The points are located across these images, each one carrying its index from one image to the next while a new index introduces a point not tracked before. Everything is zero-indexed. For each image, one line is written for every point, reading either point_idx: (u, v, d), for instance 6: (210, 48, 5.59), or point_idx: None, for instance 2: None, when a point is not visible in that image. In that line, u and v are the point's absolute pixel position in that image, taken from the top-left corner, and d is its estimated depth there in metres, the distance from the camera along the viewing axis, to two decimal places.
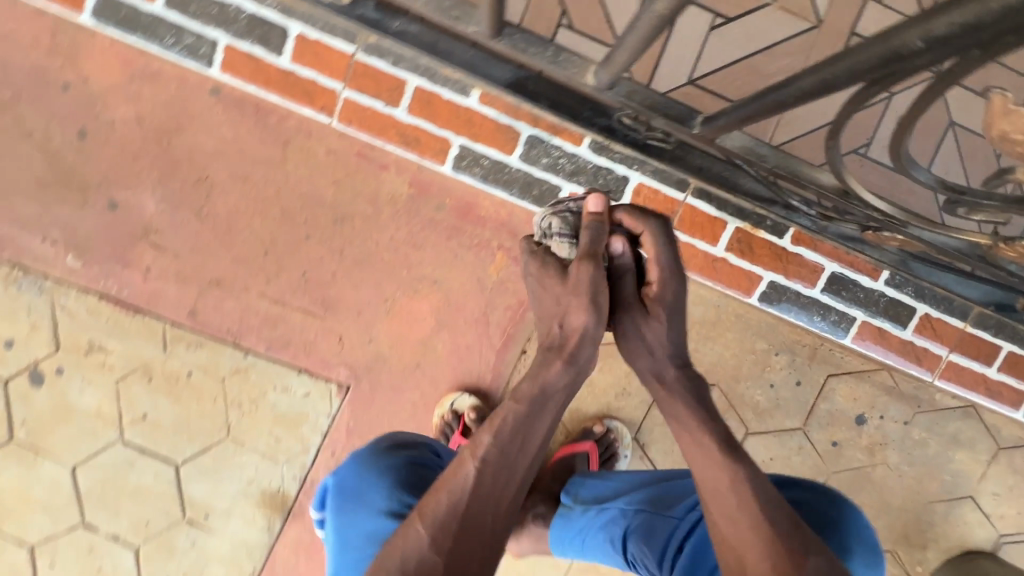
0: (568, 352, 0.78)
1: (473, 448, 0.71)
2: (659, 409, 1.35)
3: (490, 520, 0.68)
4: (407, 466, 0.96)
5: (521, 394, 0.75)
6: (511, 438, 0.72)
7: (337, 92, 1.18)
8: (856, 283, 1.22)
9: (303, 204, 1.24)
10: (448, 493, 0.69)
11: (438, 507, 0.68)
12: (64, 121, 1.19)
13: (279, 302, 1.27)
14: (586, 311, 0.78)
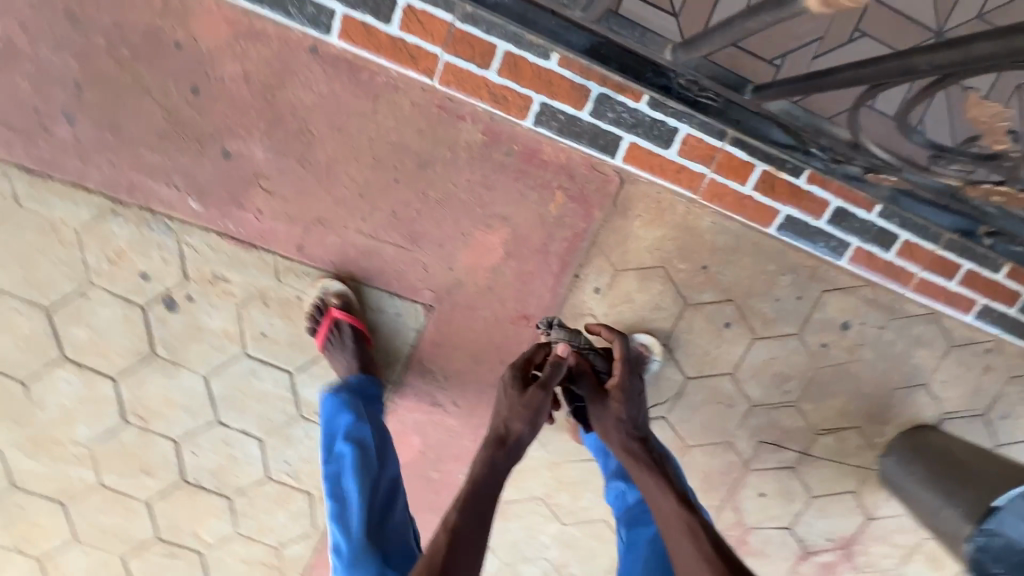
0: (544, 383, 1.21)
1: (470, 479, 1.07)
2: (686, 320, 1.65)
3: (486, 530, 1.00)
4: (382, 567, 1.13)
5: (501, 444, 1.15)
6: (484, 472, 1.09)
7: (436, 56, 1.34)
8: (854, 215, 1.49)
9: (392, 151, 1.43)
10: (460, 510, 1.01)
11: (455, 520, 0.99)
12: (179, 79, 1.34)
13: (372, 237, 1.50)
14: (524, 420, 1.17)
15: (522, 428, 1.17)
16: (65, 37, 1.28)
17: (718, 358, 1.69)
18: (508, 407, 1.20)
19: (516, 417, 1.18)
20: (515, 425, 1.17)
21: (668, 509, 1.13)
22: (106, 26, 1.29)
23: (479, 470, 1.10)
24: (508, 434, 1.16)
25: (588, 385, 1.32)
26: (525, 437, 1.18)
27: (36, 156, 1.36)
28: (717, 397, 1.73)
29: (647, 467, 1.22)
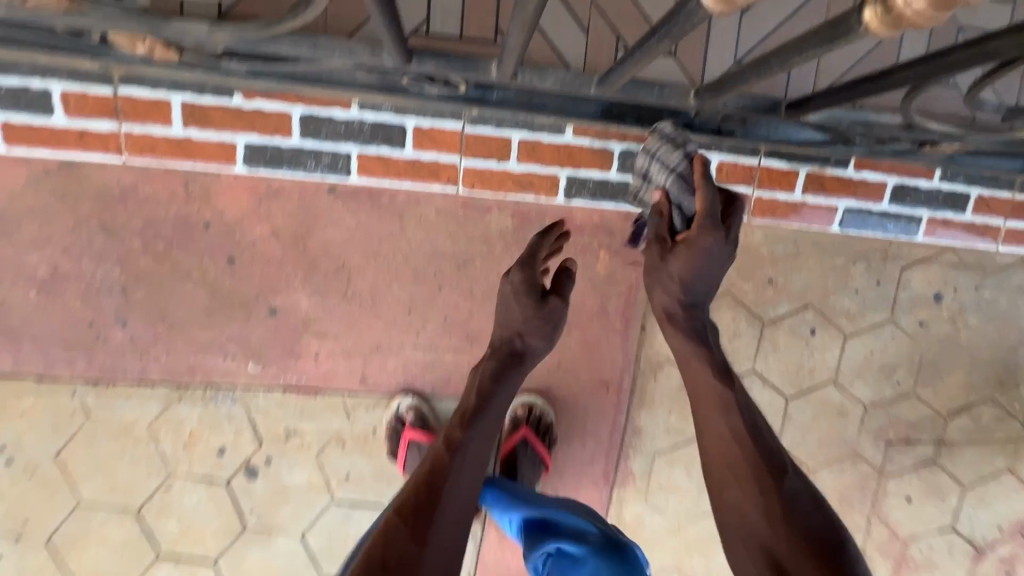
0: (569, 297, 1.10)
1: (454, 446, 0.97)
2: (768, 339, 1.55)
3: (457, 505, 0.90)
4: None
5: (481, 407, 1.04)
6: (483, 441, 1.01)
7: (456, 164, 1.31)
8: (916, 188, 1.41)
9: (430, 261, 1.41)
10: (454, 488, 0.92)
11: (434, 492, 0.89)
12: (214, 254, 1.36)
13: (431, 349, 1.47)
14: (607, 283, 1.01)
15: (512, 381, 1.09)
16: (104, 249, 1.33)
17: (814, 368, 1.58)
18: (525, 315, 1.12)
19: (528, 338, 1.12)
20: (513, 367, 1.10)
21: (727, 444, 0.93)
22: (137, 228, 1.33)
23: (482, 444, 1.00)
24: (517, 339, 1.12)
25: (656, 230, 1.00)
26: (533, 343, 1.12)
27: (98, 367, 1.38)
28: (826, 409, 1.60)
29: (727, 399, 0.97)
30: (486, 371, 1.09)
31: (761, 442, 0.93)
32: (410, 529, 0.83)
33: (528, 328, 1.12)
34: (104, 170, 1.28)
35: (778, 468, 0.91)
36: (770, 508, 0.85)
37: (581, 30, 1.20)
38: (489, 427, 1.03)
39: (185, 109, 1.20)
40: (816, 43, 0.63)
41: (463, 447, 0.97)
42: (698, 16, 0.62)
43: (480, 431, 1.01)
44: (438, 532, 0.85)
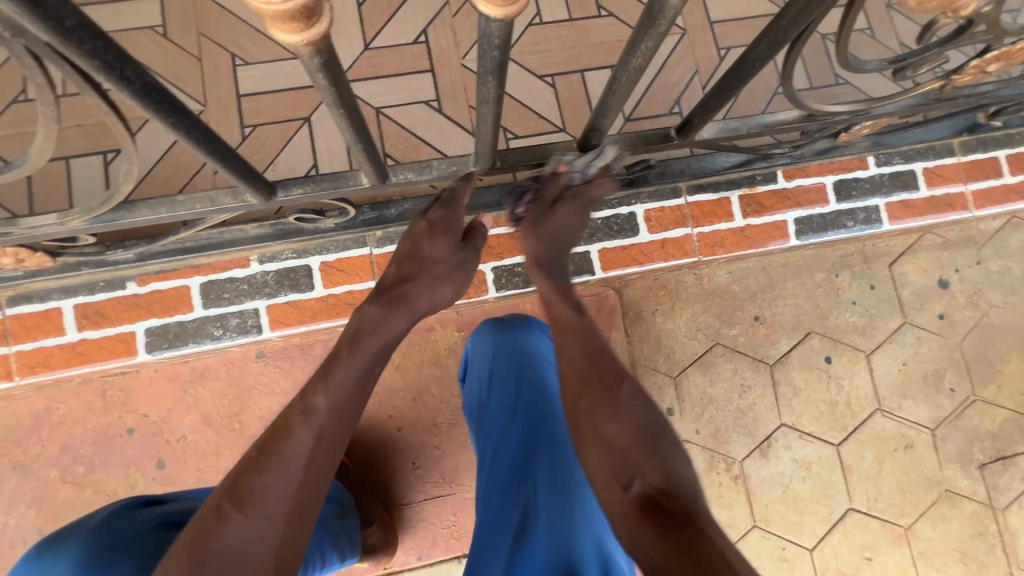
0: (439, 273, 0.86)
1: (303, 407, 0.68)
2: (783, 383, 1.35)
3: (301, 497, 0.65)
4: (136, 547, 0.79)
5: (353, 347, 0.74)
6: (353, 394, 0.71)
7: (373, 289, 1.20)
8: (857, 179, 1.35)
9: (381, 402, 1.26)
10: (275, 471, 0.64)
11: (274, 463, 0.64)
12: (140, 463, 1.20)
13: (407, 504, 1.24)
14: (446, 281, 0.86)
15: (444, 289, 0.86)
16: (17, 491, 1.17)
17: (850, 402, 1.35)
18: (445, 255, 0.86)
19: (451, 241, 0.87)
20: (433, 269, 0.85)
21: (625, 418, 0.73)
22: (53, 456, 1.18)
23: (354, 379, 0.72)
24: (427, 261, 0.85)
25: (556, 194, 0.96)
26: (442, 283, 0.86)
27: None
28: (886, 445, 1.33)
29: (615, 379, 0.78)
30: (400, 264, 0.86)
31: (643, 417, 0.74)
32: (224, 509, 0.62)
33: (454, 219, 0.88)
34: (11, 401, 1.17)
35: (658, 432, 0.73)
36: (647, 468, 0.69)
37: (468, 133, 1.22)
38: (368, 358, 0.74)
39: (91, 312, 1.15)
40: (644, 31, 0.59)
41: (313, 398, 0.68)
42: (498, 35, 0.52)
43: (346, 370, 0.72)
44: (246, 532, 0.61)
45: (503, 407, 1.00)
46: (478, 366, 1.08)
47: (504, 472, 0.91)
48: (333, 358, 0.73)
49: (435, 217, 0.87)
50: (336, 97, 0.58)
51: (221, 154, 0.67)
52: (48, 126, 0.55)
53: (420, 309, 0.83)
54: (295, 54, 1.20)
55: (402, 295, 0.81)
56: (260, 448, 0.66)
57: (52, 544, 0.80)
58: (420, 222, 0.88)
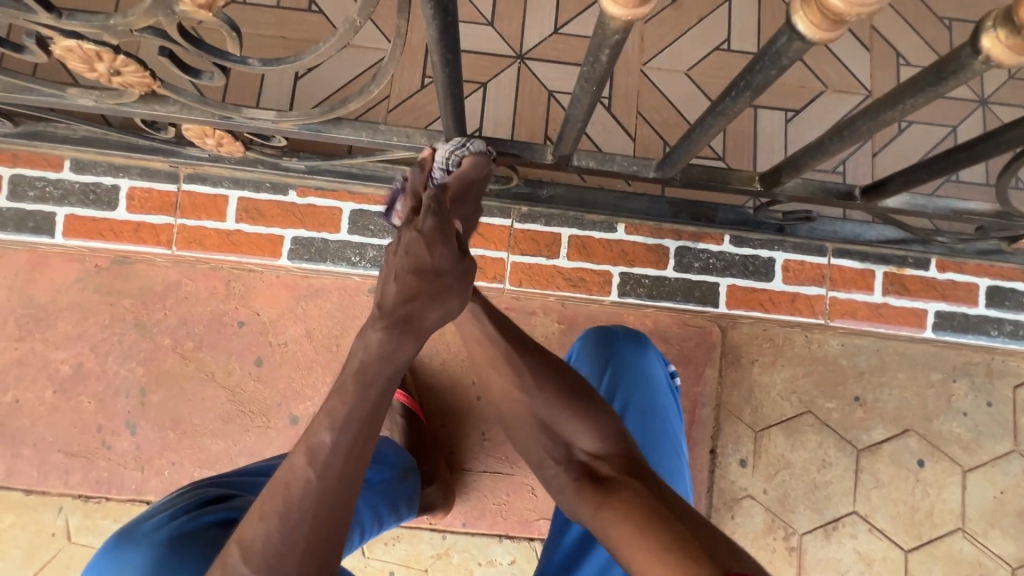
0: (445, 292, 0.65)
1: (308, 447, 0.61)
2: (866, 471, 1.29)
3: (310, 545, 0.60)
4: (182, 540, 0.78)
5: (360, 377, 0.62)
6: (363, 426, 0.62)
7: (503, 260, 1.25)
8: (1013, 290, 1.28)
9: (469, 367, 1.29)
10: (271, 523, 0.60)
11: (270, 516, 0.60)
12: (241, 355, 1.27)
13: (468, 469, 1.27)
14: (457, 297, 0.65)
15: (455, 303, 0.65)
16: (131, 346, 1.26)
17: (933, 512, 1.28)
18: (449, 264, 0.64)
19: (450, 250, 0.64)
20: (438, 285, 0.63)
21: (565, 421, 0.83)
22: (171, 325, 1.27)
23: (356, 416, 0.62)
24: (429, 268, 0.63)
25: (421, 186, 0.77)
26: (447, 299, 0.65)
27: (94, 481, 1.23)
28: (960, 568, 1.26)
29: (547, 371, 0.87)
30: (401, 276, 0.62)
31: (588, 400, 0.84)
32: (231, 559, 0.61)
33: (451, 223, 0.66)
34: (151, 266, 1.26)
35: (594, 407, 0.84)
36: (585, 442, 0.81)
37: (629, 137, 1.23)
38: (380, 387, 0.63)
39: (246, 207, 1.24)
40: (920, 88, 0.58)
41: (317, 434, 0.61)
42: (790, 55, 0.53)
43: (348, 402, 0.62)
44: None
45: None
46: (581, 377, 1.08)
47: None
48: (338, 388, 0.63)
49: (425, 220, 0.65)
50: (598, 74, 0.60)
51: (454, 96, 0.70)
52: (345, 32, 0.59)
53: (432, 326, 0.66)
54: (488, 21, 1.25)
55: (410, 314, 0.62)
56: (264, 496, 0.63)
57: (125, 539, 0.80)
58: (410, 236, 0.64)
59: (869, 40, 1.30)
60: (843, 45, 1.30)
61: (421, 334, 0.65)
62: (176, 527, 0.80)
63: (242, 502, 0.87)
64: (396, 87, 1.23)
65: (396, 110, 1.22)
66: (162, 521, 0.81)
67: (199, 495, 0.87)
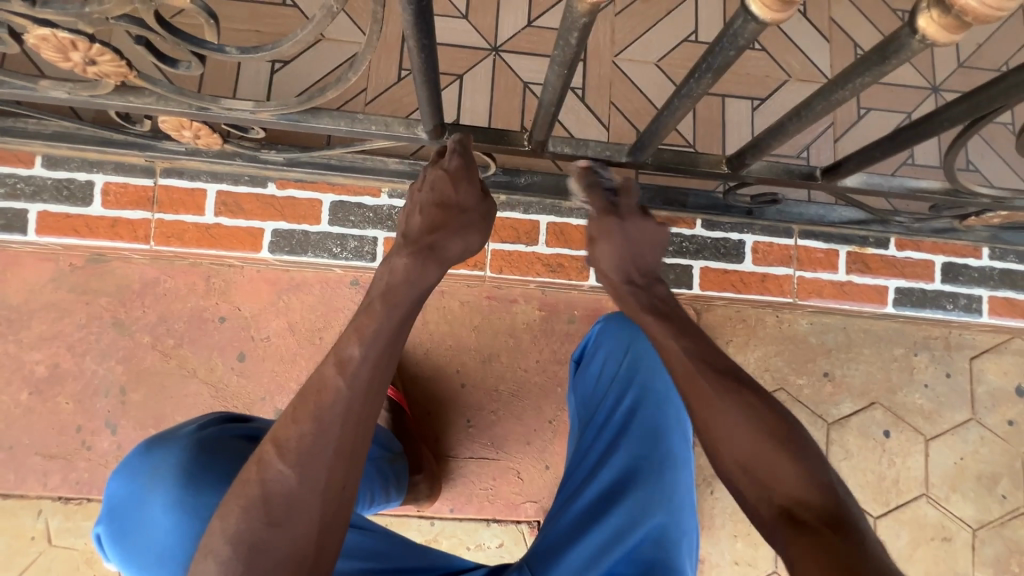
0: (465, 223, 0.86)
1: (338, 358, 0.71)
2: (837, 443, 1.35)
3: (341, 446, 0.69)
4: (210, 443, 0.85)
5: (387, 299, 0.76)
6: (388, 345, 0.74)
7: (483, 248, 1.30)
8: (966, 266, 1.35)
9: (452, 355, 1.31)
10: (307, 424, 0.68)
11: (307, 417, 0.68)
12: (224, 350, 1.27)
13: (454, 456, 1.29)
14: (479, 232, 0.87)
15: (473, 235, 0.86)
16: (110, 345, 1.25)
17: (898, 479, 1.35)
18: (471, 203, 0.86)
19: (474, 188, 0.86)
20: (460, 217, 0.85)
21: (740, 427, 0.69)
22: (150, 323, 1.26)
23: (382, 330, 0.73)
24: (456, 207, 0.85)
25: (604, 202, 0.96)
26: (472, 232, 0.86)
27: (75, 482, 1.22)
28: (924, 532, 1.33)
29: (727, 386, 0.73)
30: (428, 209, 0.85)
31: (773, 421, 0.69)
32: (266, 456, 0.68)
33: (472, 167, 0.86)
34: (129, 264, 1.25)
35: (788, 435, 0.68)
36: (781, 485, 0.64)
37: (603, 126, 1.26)
38: (401, 309, 0.77)
39: (223, 202, 1.24)
40: (867, 67, 0.62)
41: (347, 348, 0.72)
42: (745, 36, 0.56)
43: (378, 322, 0.74)
44: (288, 477, 0.66)
45: (621, 409, 1.00)
46: (602, 362, 1.08)
47: (603, 475, 0.94)
48: (368, 309, 0.75)
49: (453, 166, 0.85)
50: (568, 59, 0.63)
51: (430, 82, 0.72)
52: (322, 17, 0.60)
53: (453, 255, 0.85)
54: (462, 15, 1.27)
55: (436, 240, 0.83)
56: (294, 404, 0.70)
57: (158, 443, 0.86)
58: (439, 173, 0.85)
59: (828, 32, 1.36)
60: (804, 36, 1.36)
61: (440, 261, 0.83)
62: (207, 433, 0.87)
63: (261, 425, 0.96)
64: (373, 80, 1.24)
65: (373, 102, 1.23)
66: (194, 430, 0.88)
67: (220, 417, 0.94)
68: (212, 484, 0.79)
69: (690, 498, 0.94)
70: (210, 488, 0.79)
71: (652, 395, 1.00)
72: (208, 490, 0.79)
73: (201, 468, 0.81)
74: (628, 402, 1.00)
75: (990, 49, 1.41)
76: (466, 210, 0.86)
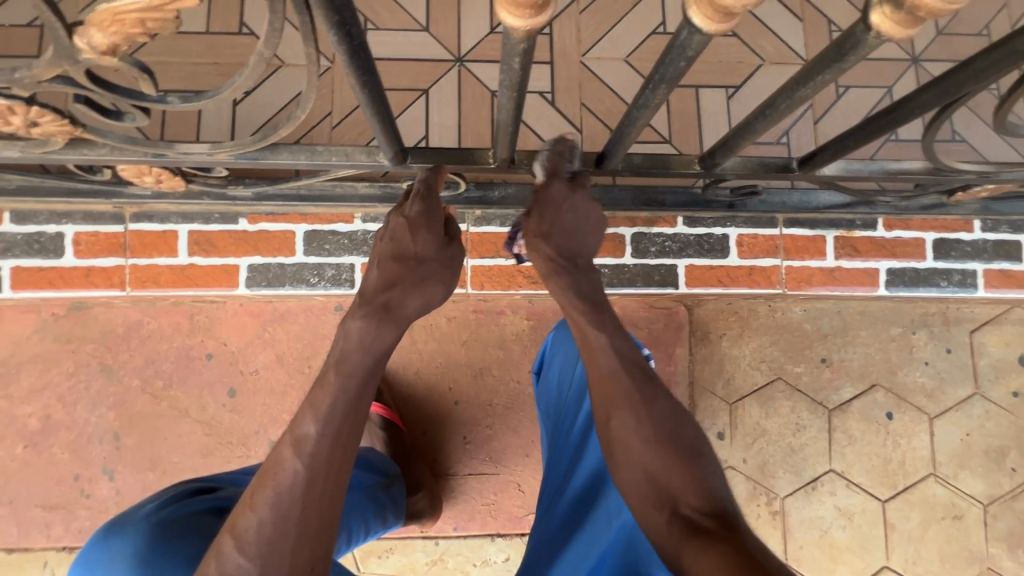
0: (422, 275, 0.82)
1: (293, 438, 0.68)
2: (839, 430, 1.33)
3: (306, 528, 0.66)
4: (168, 522, 0.83)
5: (340, 368, 0.72)
6: (346, 414, 0.71)
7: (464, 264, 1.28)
8: (958, 241, 1.32)
9: (443, 373, 1.30)
10: (264, 509, 0.65)
11: (265, 501, 0.66)
12: (214, 388, 1.26)
13: (453, 475, 1.28)
14: (441, 283, 0.83)
15: (433, 288, 0.82)
16: (101, 392, 1.24)
17: (905, 461, 1.33)
18: (431, 251, 0.83)
19: (436, 236, 0.83)
20: (417, 269, 0.82)
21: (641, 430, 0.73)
22: (138, 366, 1.25)
23: (337, 403, 0.70)
24: (415, 260, 0.82)
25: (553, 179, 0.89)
26: (432, 284, 0.82)
27: (77, 532, 1.22)
28: (935, 512, 1.31)
29: (649, 396, 0.76)
30: (385, 265, 0.81)
31: (682, 433, 0.73)
32: (225, 549, 0.65)
33: (433, 212, 0.84)
34: (110, 309, 1.24)
35: (696, 448, 0.72)
36: (686, 491, 0.68)
37: (576, 130, 1.24)
38: (359, 375, 0.73)
39: (197, 240, 1.22)
40: (825, 64, 0.59)
41: (302, 426, 0.69)
42: (694, 47, 0.54)
43: (335, 395, 0.70)
44: (247, 570, 0.64)
45: (583, 419, 1.02)
46: (559, 368, 1.09)
47: (572, 487, 0.95)
48: (322, 381, 0.72)
49: (414, 212, 0.83)
50: (516, 82, 0.60)
51: (382, 114, 0.70)
52: (257, 64, 0.58)
53: (413, 311, 0.81)
54: (423, 27, 1.24)
55: (393, 297, 0.79)
56: (253, 487, 0.68)
57: (116, 528, 0.85)
58: (399, 220, 0.83)
59: (800, 10, 1.32)
60: (776, 17, 1.32)
61: (399, 321, 0.79)
62: (165, 513, 0.85)
63: (227, 493, 0.94)
64: (338, 103, 1.22)
65: (339, 126, 1.21)
66: (153, 510, 0.86)
67: (184, 489, 0.93)
68: (168, 567, 0.77)
69: None
70: (168, 573, 0.76)
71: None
72: (168, 574, 0.76)
73: (154, 555, 0.78)
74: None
75: (970, 15, 1.37)
76: (425, 260, 0.82)
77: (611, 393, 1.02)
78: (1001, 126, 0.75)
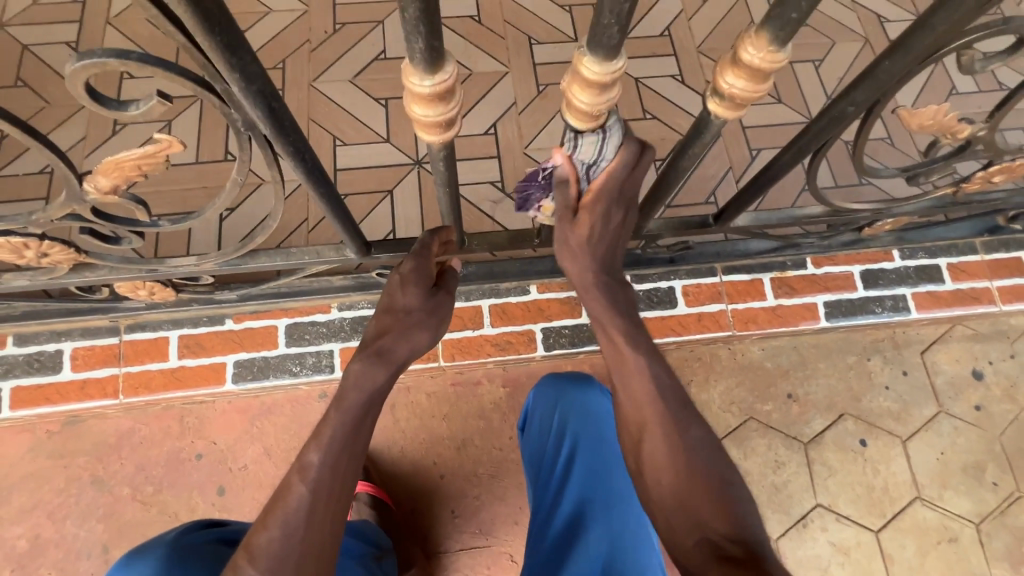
0: (409, 324, 0.83)
1: (299, 466, 0.70)
2: (818, 462, 1.36)
3: (308, 548, 0.66)
4: (184, 548, 0.86)
5: (339, 404, 0.74)
6: (349, 444, 0.72)
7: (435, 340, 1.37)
8: (883, 270, 1.45)
9: (426, 448, 1.34)
10: (274, 527, 0.66)
11: (276, 519, 0.67)
12: (203, 488, 1.28)
13: (443, 552, 1.28)
14: (427, 331, 0.84)
15: (418, 334, 0.83)
16: (91, 504, 1.26)
17: (887, 487, 1.35)
18: (418, 303, 0.84)
19: (425, 289, 0.85)
20: (407, 319, 0.83)
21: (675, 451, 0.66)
22: (128, 474, 1.28)
23: (337, 432, 0.72)
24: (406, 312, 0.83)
25: None
26: (419, 333, 0.84)
27: None
28: (929, 537, 1.31)
29: (682, 423, 0.68)
30: (377, 317, 0.84)
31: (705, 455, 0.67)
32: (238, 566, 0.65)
33: (424, 270, 0.86)
34: (103, 419, 1.30)
35: (724, 477, 0.65)
36: (710, 514, 0.62)
37: None
38: (355, 411, 0.74)
39: (186, 343, 1.32)
40: (693, 139, 0.73)
41: (307, 454, 0.71)
42: None
43: (334, 428, 0.72)
44: None
45: (561, 460, 1.03)
46: (539, 418, 1.13)
47: (562, 513, 0.96)
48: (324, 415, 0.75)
49: (407, 268, 0.85)
50: (447, 179, 0.74)
51: (343, 216, 0.83)
52: (233, 187, 0.71)
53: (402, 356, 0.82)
54: (384, 139, 1.43)
55: (383, 343, 0.80)
56: (264, 510, 0.69)
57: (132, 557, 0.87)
58: (394, 275, 0.86)
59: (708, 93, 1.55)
60: (687, 100, 1.54)
61: (389, 364, 0.80)
62: (182, 540, 0.88)
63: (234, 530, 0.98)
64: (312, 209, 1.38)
65: (315, 229, 1.36)
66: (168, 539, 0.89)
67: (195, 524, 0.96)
68: None
69: (643, 535, 0.91)
70: None
71: (585, 440, 1.03)
72: None
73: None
74: (565, 451, 1.03)
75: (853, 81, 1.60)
76: (412, 310, 0.83)
77: (595, 433, 1.05)
78: (862, 170, 0.89)
